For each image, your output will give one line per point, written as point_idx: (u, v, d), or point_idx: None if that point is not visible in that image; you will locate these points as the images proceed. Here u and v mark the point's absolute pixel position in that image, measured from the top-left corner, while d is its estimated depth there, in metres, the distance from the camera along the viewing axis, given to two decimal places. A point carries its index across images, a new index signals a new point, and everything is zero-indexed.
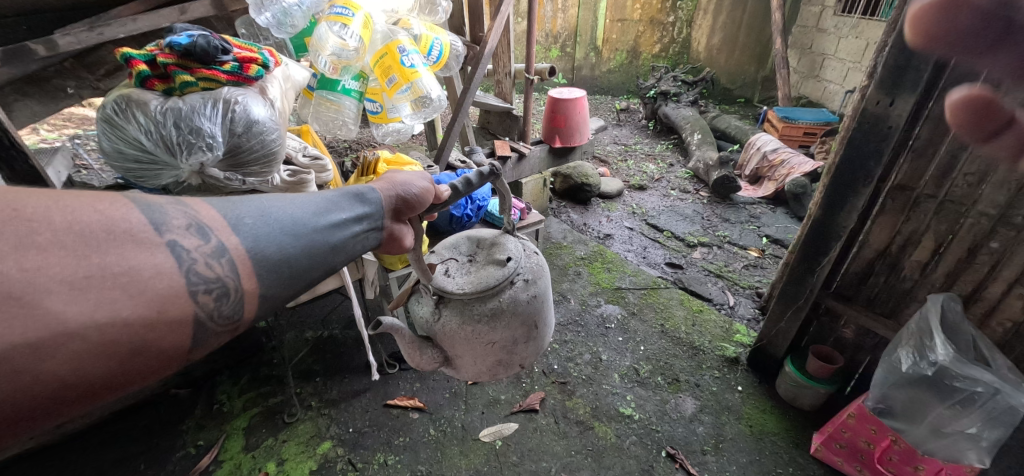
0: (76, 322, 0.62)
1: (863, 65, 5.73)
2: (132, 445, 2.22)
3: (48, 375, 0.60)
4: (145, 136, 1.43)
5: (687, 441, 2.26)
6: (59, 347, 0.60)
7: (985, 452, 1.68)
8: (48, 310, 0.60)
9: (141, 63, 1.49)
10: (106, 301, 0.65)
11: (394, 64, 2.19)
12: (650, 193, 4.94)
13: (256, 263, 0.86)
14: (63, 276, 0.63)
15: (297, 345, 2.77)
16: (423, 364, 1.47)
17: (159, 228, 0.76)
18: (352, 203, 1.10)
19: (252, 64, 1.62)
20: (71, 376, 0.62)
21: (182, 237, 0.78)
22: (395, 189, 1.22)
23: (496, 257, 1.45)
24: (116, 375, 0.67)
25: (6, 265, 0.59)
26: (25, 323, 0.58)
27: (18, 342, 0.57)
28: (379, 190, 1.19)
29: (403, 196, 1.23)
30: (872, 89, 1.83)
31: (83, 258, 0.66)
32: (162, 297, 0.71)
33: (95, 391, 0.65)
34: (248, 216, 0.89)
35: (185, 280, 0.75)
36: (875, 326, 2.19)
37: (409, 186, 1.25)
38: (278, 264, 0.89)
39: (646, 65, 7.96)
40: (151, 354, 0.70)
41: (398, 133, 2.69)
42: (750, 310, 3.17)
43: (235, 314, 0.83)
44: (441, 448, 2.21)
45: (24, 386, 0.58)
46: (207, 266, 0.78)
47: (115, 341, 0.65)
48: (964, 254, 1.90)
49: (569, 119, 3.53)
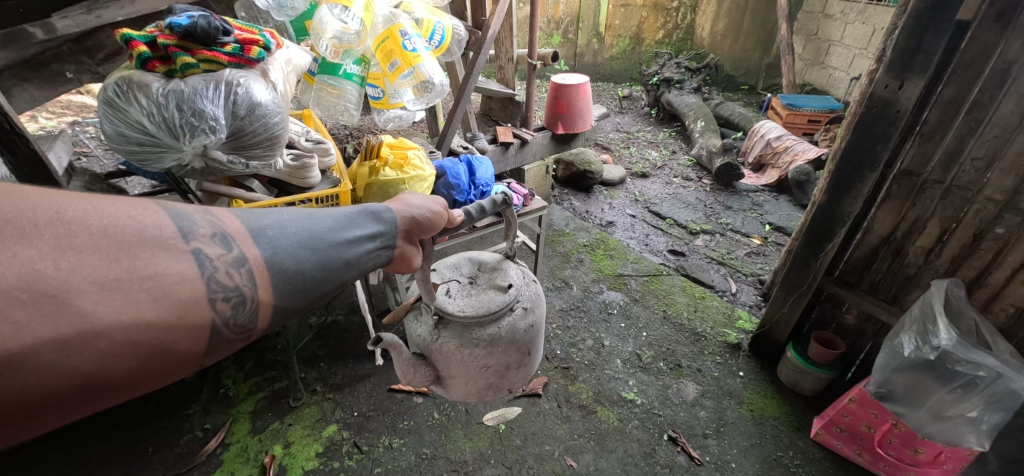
0: (103, 322, 0.62)
1: (869, 51, 5.67)
2: (140, 429, 2.24)
3: (71, 372, 0.60)
4: (147, 119, 1.41)
5: (689, 425, 2.28)
6: (83, 346, 0.61)
7: (984, 436, 1.69)
8: (78, 309, 0.61)
9: (140, 44, 1.47)
10: (132, 303, 0.65)
11: (397, 48, 2.16)
12: (652, 180, 4.91)
13: (274, 274, 0.84)
14: (95, 278, 0.64)
15: (302, 331, 2.78)
16: (415, 380, 1.43)
17: (186, 235, 0.76)
18: (372, 219, 1.05)
19: (253, 46, 1.61)
20: (92, 374, 0.62)
21: (206, 245, 0.77)
22: (409, 210, 1.15)
23: (497, 283, 1.46)
24: (134, 375, 0.66)
25: (42, 265, 0.60)
26: (56, 319, 0.59)
27: (47, 338, 0.58)
28: (395, 210, 1.11)
29: (415, 218, 1.15)
30: (881, 72, 1.81)
31: (113, 262, 0.66)
32: (184, 302, 0.71)
33: (112, 389, 0.65)
34: (270, 227, 0.87)
35: (205, 287, 0.74)
36: (878, 311, 2.20)
37: (422, 206, 1.19)
38: (292, 276, 0.86)
39: (649, 51, 7.86)
40: (169, 356, 0.69)
41: (399, 120, 2.69)
42: (752, 297, 3.18)
43: (248, 323, 0.81)
44: (446, 431, 2.23)
45: (46, 382, 0.59)
46: (227, 275, 0.77)
47: (136, 342, 0.65)
48: (968, 240, 1.90)
49: (572, 106, 3.49)
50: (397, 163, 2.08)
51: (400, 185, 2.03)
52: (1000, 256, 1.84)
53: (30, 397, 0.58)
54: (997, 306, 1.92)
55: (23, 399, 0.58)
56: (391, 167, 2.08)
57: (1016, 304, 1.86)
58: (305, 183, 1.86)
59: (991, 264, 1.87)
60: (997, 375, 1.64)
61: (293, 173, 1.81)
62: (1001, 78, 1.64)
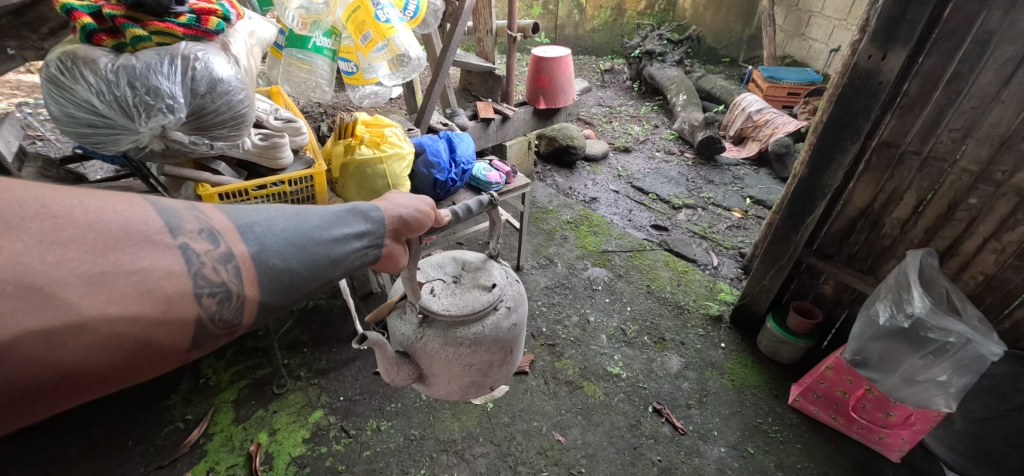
0: (90, 314, 0.58)
1: (849, 23, 5.67)
2: (118, 422, 2.18)
3: (55, 366, 0.56)
4: (96, 98, 1.30)
5: (673, 396, 2.34)
6: (69, 338, 0.57)
7: (952, 398, 1.76)
8: (64, 301, 0.57)
9: (84, 15, 1.34)
10: (118, 297, 0.62)
11: (369, 19, 2.04)
12: (635, 155, 4.90)
13: (262, 270, 0.79)
14: (80, 270, 0.60)
15: (282, 317, 2.72)
16: (398, 379, 1.37)
17: (173, 230, 0.72)
18: (364, 216, 0.98)
19: (211, 16, 1.49)
20: (78, 368, 0.58)
21: (193, 240, 0.73)
22: (397, 209, 1.06)
23: (480, 283, 1.44)
24: (118, 371, 0.62)
25: (27, 257, 0.56)
26: (41, 313, 0.55)
27: (34, 329, 0.54)
28: (386, 208, 1.04)
29: (402, 217, 1.06)
30: (865, 43, 1.79)
31: (96, 257, 0.62)
32: (169, 297, 0.67)
33: (95, 384, 0.61)
34: (257, 223, 0.82)
35: (190, 282, 0.70)
36: (854, 281, 2.25)
37: (409, 203, 1.09)
38: (280, 274, 0.81)
39: (631, 23, 7.72)
40: (154, 350, 0.66)
41: (375, 96, 2.54)
42: (733, 269, 3.23)
43: (234, 318, 0.77)
44: (434, 412, 2.23)
45: (29, 375, 0.54)
46: (214, 270, 0.73)
47: (122, 335, 0.61)
48: (943, 210, 1.94)
49: (553, 80, 3.41)
50: (373, 141, 1.99)
51: (379, 164, 1.95)
52: (972, 226, 1.89)
53: (11, 392, 0.54)
54: (967, 274, 1.99)
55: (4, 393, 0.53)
56: (368, 145, 1.99)
57: (985, 272, 1.93)
58: (276, 164, 1.76)
59: (964, 234, 1.92)
60: (966, 341, 1.69)
61: (262, 153, 1.73)
62: (981, 48, 1.64)
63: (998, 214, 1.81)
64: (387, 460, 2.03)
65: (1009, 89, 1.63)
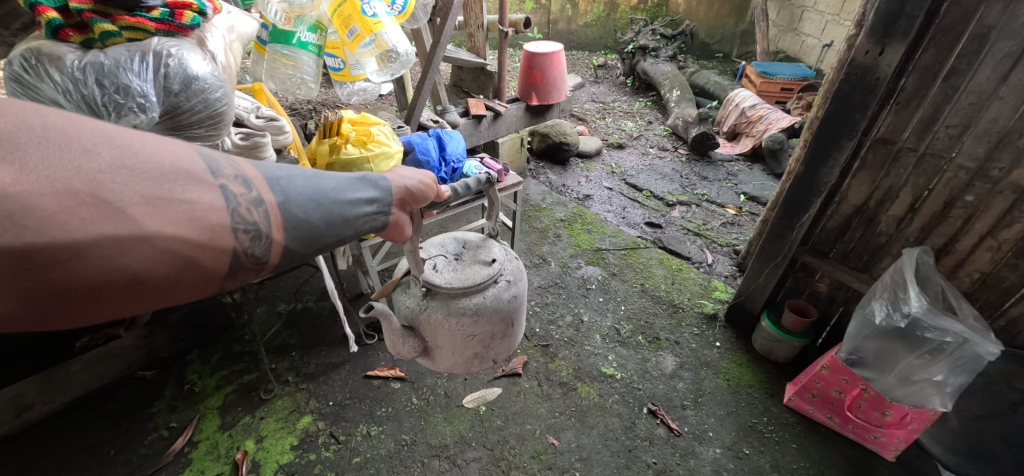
0: (152, 230, 0.63)
1: (843, 18, 5.65)
2: (100, 431, 2.12)
3: (120, 271, 0.62)
4: (63, 97, 1.23)
5: (668, 397, 2.31)
6: (134, 248, 0.62)
7: (948, 397, 1.75)
8: (130, 216, 0.62)
9: (49, 9, 1.26)
10: (173, 220, 0.66)
11: (356, 13, 1.98)
12: (629, 151, 4.86)
13: (286, 218, 0.83)
14: (142, 191, 0.64)
15: (270, 320, 2.66)
16: (403, 352, 1.36)
17: (214, 171, 0.75)
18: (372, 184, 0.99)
19: (186, 10, 1.42)
20: (140, 276, 0.64)
21: (230, 183, 0.76)
22: (401, 179, 1.06)
23: (479, 257, 1.39)
24: (169, 285, 0.68)
25: (101, 174, 0.61)
26: (111, 223, 0.60)
27: (106, 235, 0.60)
28: (391, 178, 1.04)
29: (407, 188, 1.06)
30: (862, 37, 1.76)
31: (154, 182, 0.66)
32: (213, 227, 0.72)
33: (149, 294, 0.67)
34: (285, 174, 0.86)
35: (229, 217, 0.74)
36: (849, 279, 2.23)
37: (412, 175, 1.10)
38: (302, 224, 0.85)
39: (624, 18, 7.67)
40: (200, 272, 0.71)
41: (364, 93, 2.49)
42: (727, 267, 3.21)
43: (265, 255, 0.81)
44: (426, 416, 2.19)
45: (100, 275, 0.60)
46: (248, 211, 0.77)
47: (175, 253, 0.66)
48: (939, 208, 1.92)
49: (546, 76, 3.35)
50: (360, 140, 1.93)
51: (366, 163, 1.90)
52: (969, 223, 1.87)
53: (82, 288, 0.60)
54: (963, 272, 1.97)
55: (77, 288, 0.60)
56: (354, 144, 1.93)
57: (980, 269, 1.91)
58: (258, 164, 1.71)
59: (960, 231, 1.90)
60: (963, 341, 1.66)
61: (243, 153, 1.66)
62: (980, 43, 1.61)
63: (995, 211, 1.79)
64: (378, 466, 1.99)
65: (1008, 85, 1.61)
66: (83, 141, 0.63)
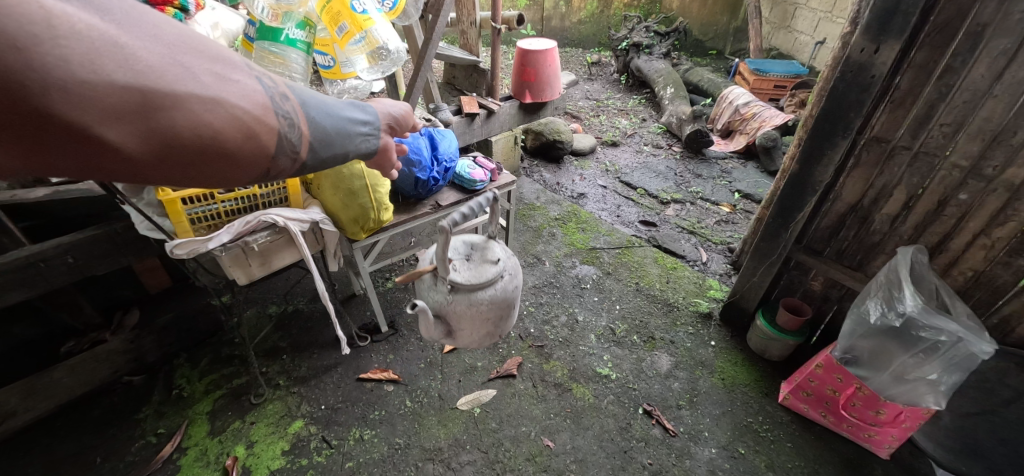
0: (218, 93, 0.70)
1: (835, 15, 5.65)
2: (86, 438, 2.07)
3: (199, 125, 0.68)
4: None
5: (663, 397, 2.30)
6: (208, 107, 0.68)
7: (941, 395, 1.75)
8: (197, 80, 0.68)
9: None
10: (227, 91, 0.72)
11: (345, 10, 1.94)
12: (623, 149, 4.85)
13: (310, 118, 0.86)
14: (208, 64, 0.70)
15: (260, 322, 2.61)
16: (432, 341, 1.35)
17: (247, 65, 0.79)
18: (363, 108, 1.03)
19: (166, 7, 1.37)
20: (210, 132, 0.69)
21: (263, 76, 0.80)
22: (385, 107, 1.11)
23: (483, 253, 1.37)
24: (229, 151, 0.73)
25: (170, 47, 0.66)
26: (183, 81, 0.66)
27: (192, 92, 0.67)
28: (376, 106, 1.09)
29: (391, 116, 1.11)
30: (858, 35, 1.74)
31: (212, 61, 0.72)
32: (262, 106, 0.77)
33: (214, 158, 0.72)
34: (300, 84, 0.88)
35: (272, 101, 0.78)
36: (843, 278, 2.23)
37: (393, 105, 1.15)
38: (320, 126, 0.88)
39: (617, 15, 7.64)
40: (254, 143, 0.76)
41: (355, 90, 2.41)
42: (722, 265, 3.21)
43: (300, 145, 0.84)
44: (419, 419, 2.16)
45: (180, 126, 0.66)
46: (283, 102, 0.80)
47: (236, 119, 0.72)
48: (933, 206, 1.91)
49: (539, 73, 3.31)
50: None
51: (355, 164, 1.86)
52: (962, 222, 1.87)
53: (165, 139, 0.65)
54: (956, 270, 1.97)
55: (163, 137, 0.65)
56: None
57: (973, 267, 1.92)
58: None
59: (953, 230, 1.91)
60: (958, 339, 1.66)
61: None
62: (974, 41, 1.61)
63: (989, 210, 1.79)
64: (371, 470, 1.96)
65: (1002, 83, 1.60)
66: (153, 17, 0.67)
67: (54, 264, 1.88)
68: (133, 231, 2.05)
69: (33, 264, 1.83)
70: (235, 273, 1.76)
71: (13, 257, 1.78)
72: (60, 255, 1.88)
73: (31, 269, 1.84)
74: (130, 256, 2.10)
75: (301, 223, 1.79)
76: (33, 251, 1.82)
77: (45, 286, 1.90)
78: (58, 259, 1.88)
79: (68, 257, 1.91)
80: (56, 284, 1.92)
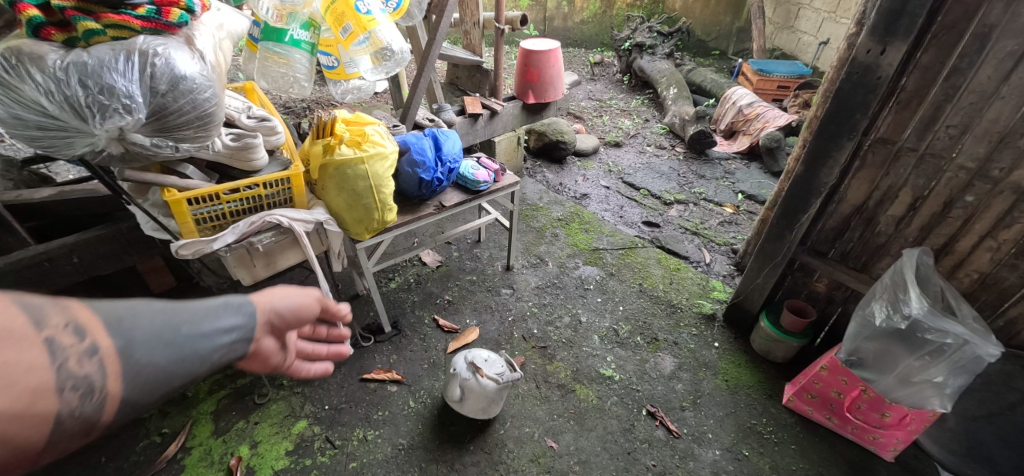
0: None
1: (839, 15, 5.63)
2: (91, 438, 2.08)
3: None
4: (45, 98, 1.17)
5: (667, 398, 2.30)
6: None
7: (947, 399, 1.74)
8: None
9: (30, 7, 1.22)
10: None
11: (349, 11, 1.94)
12: (626, 149, 4.84)
13: (128, 367, 0.62)
14: None
15: None
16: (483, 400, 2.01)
17: (33, 323, 0.57)
18: (237, 309, 0.80)
19: (173, 8, 1.38)
20: None
21: (51, 336, 0.57)
22: (272, 299, 0.90)
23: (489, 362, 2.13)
24: None
25: None
26: None
27: None
28: (259, 300, 0.86)
29: (279, 308, 0.91)
30: (864, 36, 1.74)
31: None
32: (28, 388, 0.54)
33: None
34: (129, 312, 0.65)
35: (52, 374, 0.56)
36: (848, 279, 2.22)
37: (290, 295, 0.95)
38: (145, 372, 0.63)
39: (620, 15, 7.63)
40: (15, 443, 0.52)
41: (359, 91, 2.44)
42: (725, 266, 3.20)
43: (101, 412, 0.60)
44: (423, 420, 2.16)
45: None
46: (79, 363, 0.58)
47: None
48: (939, 208, 1.91)
49: (542, 74, 3.31)
50: (354, 141, 1.89)
51: (360, 165, 1.85)
52: (968, 223, 1.86)
53: None
54: (962, 272, 1.96)
55: None
56: (348, 145, 1.88)
57: (979, 270, 1.91)
58: (250, 166, 1.68)
59: (959, 231, 1.90)
60: (964, 342, 1.66)
61: (234, 154, 1.63)
62: (981, 42, 1.60)
63: (995, 212, 1.79)
64: (375, 471, 1.96)
65: (1009, 84, 1.59)
66: None
67: (59, 263, 1.89)
68: (137, 231, 2.05)
69: (39, 263, 1.83)
70: (239, 274, 1.76)
71: (19, 257, 1.79)
72: (66, 255, 1.89)
73: (37, 269, 1.84)
74: (135, 256, 2.10)
75: (305, 224, 1.80)
76: (39, 250, 1.83)
77: (51, 286, 1.91)
78: (63, 258, 1.89)
79: (73, 256, 1.91)
80: (61, 283, 1.93)
